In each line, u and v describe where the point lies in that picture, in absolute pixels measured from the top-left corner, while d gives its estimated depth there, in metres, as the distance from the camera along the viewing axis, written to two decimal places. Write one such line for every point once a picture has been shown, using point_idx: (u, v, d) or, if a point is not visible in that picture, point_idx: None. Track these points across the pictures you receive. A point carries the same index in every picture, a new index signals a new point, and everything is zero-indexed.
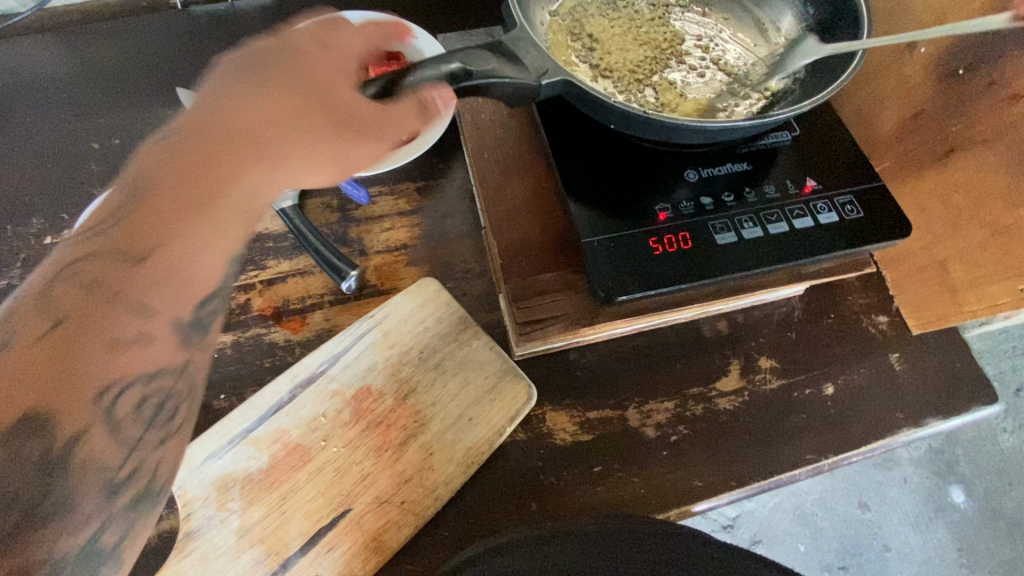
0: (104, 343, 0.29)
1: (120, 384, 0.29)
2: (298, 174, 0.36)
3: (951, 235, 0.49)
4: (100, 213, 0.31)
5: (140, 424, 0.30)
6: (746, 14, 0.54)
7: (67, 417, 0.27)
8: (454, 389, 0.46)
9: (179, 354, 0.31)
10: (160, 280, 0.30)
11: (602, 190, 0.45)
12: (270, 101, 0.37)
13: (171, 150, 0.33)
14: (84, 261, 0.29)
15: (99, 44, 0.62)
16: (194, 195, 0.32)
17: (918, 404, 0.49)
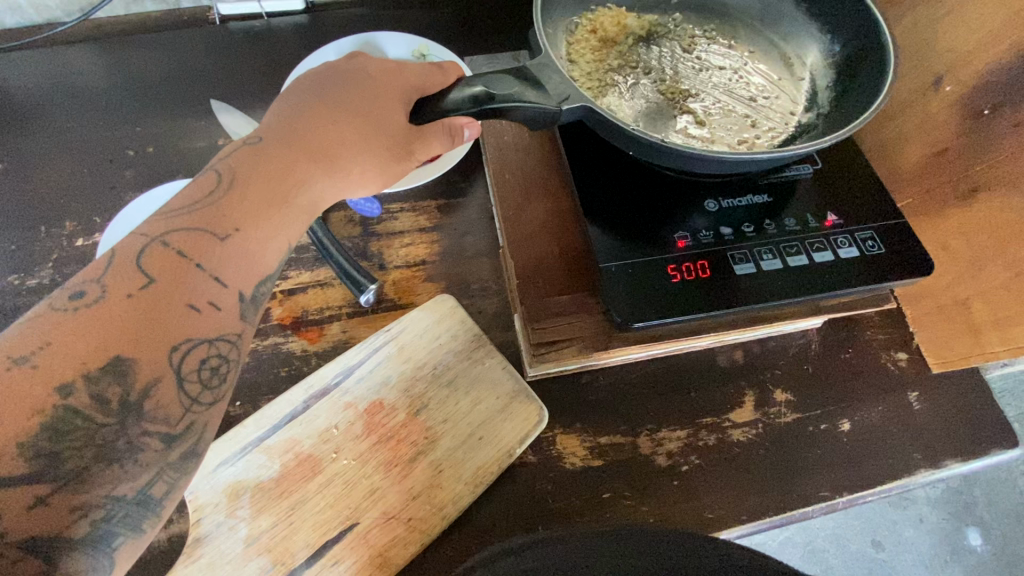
0: (181, 302, 0.30)
1: (188, 343, 0.30)
2: (356, 187, 0.38)
3: (972, 276, 0.48)
4: (191, 196, 0.33)
5: (198, 387, 0.30)
6: (772, 48, 0.54)
7: (143, 366, 0.28)
8: (466, 407, 0.46)
9: (239, 325, 0.32)
10: (234, 260, 0.32)
11: (622, 216, 0.46)
12: (347, 112, 0.38)
13: (258, 152, 0.35)
14: (178, 233, 0.32)
15: (139, 56, 0.64)
16: (273, 192, 0.34)
17: (936, 445, 0.48)
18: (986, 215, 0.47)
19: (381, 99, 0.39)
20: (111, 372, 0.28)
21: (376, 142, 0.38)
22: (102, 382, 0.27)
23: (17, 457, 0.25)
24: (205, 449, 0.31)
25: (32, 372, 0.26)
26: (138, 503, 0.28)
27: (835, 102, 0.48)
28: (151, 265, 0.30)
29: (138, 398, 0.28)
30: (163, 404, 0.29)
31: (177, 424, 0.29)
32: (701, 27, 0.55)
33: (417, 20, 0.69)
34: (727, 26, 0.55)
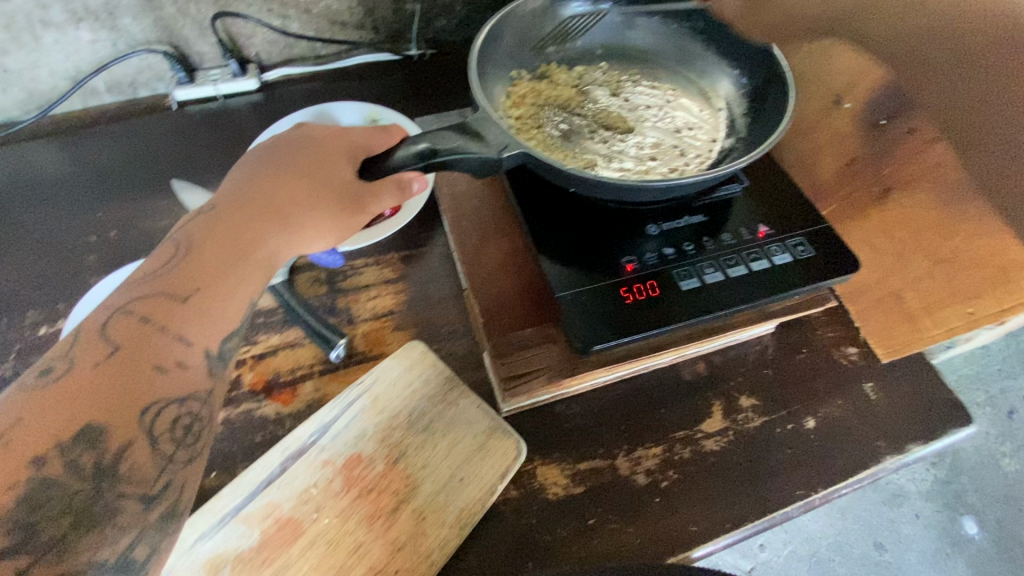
0: (148, 365, 0.32)
1: (158, 403, 0.32)
2: (310, 240, 0.41)
3: (898, 269, 0.52)
4: (152, 267, 0.36)
5: (173, 446, 0.32)
6: (690, 85, 0.59)
7: (116, 429, 0.30)
8: (444, 450, 0.46)
9: (208, 381, 0.34)
10: (196, 320, 0.34)
11: (572, 248, 0.48)
12: (294, 173, 0.41)
13: (213, 219, 0.38)
14: (139, 302, 0.34)
15: (100, 145, 0.66)
16: (230, 252, 0.37)
17: (894, 432, 0.51)
18: None
19: (327, 159, 0.42)
20: (83, 440, 0.29)
21: (326, 197, 0.41)
22: (75, 451, 0.28)
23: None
24: (184, 508, 0.32)
25: (6, 449, 0.27)
26: (119, 568, 0.28)
27: (751, 127, 0.53)
28: (115, 333, 0.32)
29: (112, 461, 0.29)
30: (138, 465, 0.30)
31: (154, 484, 0.31)
32: (625, 73, 0.61)
33: (368, 89, 0.74)
34: (648, 70, 0.61)
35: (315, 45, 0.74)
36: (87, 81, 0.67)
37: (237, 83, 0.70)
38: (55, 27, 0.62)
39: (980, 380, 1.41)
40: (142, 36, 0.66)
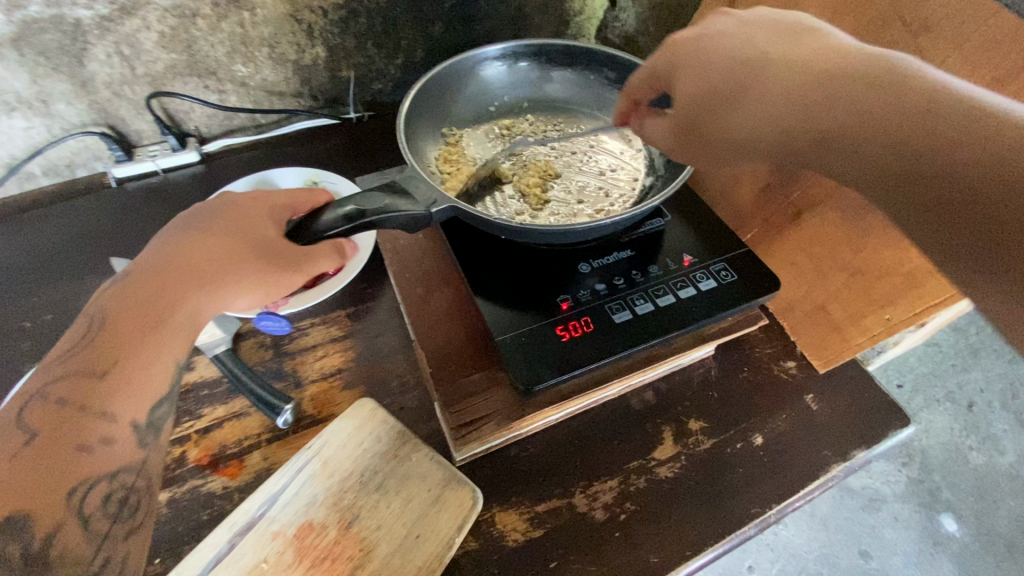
0: (73, 445, 0.34)
1: (90, 482, 0.34)
2: (234, 299, 0.44)
3: (819, 283, 0.56)
4: (71, 343, 0.38)
5: (107, 521, 0.34)
6: (611, 130, 0.64)
7: (45, 515, 0.32)
8: (398, 507, 0.46)
9: (138, 454, 0.37)
10: (120, 392, 0.37)
11: (509, 292, 0.50)
12: (213, 238, 0.44)
13: (130, 291, 0.41)
14: (62, 380, 0.36)
15: (35, 229, 0.66)
16: (150, 323, 0.40)
17: (838, 439, 0.53)
18: (814, 231, 0.55)
19: (247, 223, 0.46)
20: (10, 530, 0.30)
21: (247, 256, 0.44)
22: (4, 541, 0.30)
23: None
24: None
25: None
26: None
27: (667, 164, 0.57)
28: (35, 421, 0.34)
29: (42, 545, 0.31)
30: (73, 544, 0.32)
31: (91, 561, 0.33)
32: (550, 124, 0.65)
33: (310, 154, 0.76)
34: (571, 120, 0.65)
35: (254, 117, 0.76)
36: (22, 166, 0.67)
37: (178, 157, 0.72)
38: None
39: (936, 376, 1.47)
40: (78, 119, 0.66)
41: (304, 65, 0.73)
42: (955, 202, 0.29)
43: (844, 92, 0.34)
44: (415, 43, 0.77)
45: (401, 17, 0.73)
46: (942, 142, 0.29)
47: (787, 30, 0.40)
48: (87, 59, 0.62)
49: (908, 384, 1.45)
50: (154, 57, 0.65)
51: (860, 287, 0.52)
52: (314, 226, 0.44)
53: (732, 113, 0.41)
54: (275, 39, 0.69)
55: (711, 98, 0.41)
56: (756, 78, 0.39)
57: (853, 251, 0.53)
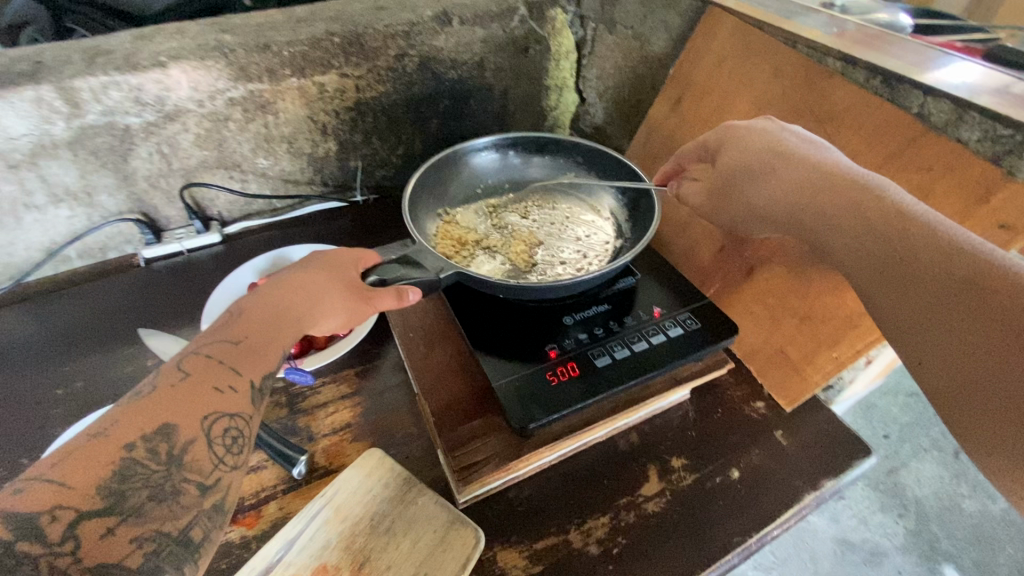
0: (211, 388, 0.40)
1: (215, 415, 0.39)
2: (327, 315, 0.49)
3: (776, 329, 0.63)
4: (217, 326, 0.46)
5: (223, 449, 0.39)
6: (583, 203, 0.73)
7: (184, 428, 0.37)
8: (407, 547, 0.49)
9: (251, 408, 0.41)
10: (247, 357, 0.43)
11: (503, 344, 0.57)
12: (321, 265, 0.52)
13: (258, 295, 0.49)
14: (210, 346, 0.43)
15: (68, 306, 0.72)
16: (270, 316, 0.47)
17: (808, 470, 0.58)
18: (766, 284, 0.64)
19: (344, 259, 0.53)
20: (160, 434, 0.36)
21: (343, 282, 0.50)
22: (155, 440, 0.36)
23: (96, 495, 0.33)
24: (226, 506, 0.38)
25: (108, 439, 0.35)
26: (182, 543, 0.34)
27: (633, 230, 0.66)
28: (189, 365, 0.41)
29: (179, 450, 0.36)
30: (198, 458, 0.37)
31: (209, 476, 0.37)
32: (530, 201, 0.74)
33: (322, 233, 0.85)
34: (547, 196, 0.75)
35: (271, 202, 0.86)
36: (60, 251, 0.74)
37: (202, 238, 0.80)
38: (36, 209, 0.70)
39: (920, 425, 1.51)
40: (116, 208, 0.75)
41: (318, 157, 0.84)
42: (992, 363, 0.34)
43: (908, 246, 0.40)
44: (414, 137, 0.89)
45: (402, 116, 0.85)
46: (999, 318, 0.34)
47: (853, 171, 0.46)
48: (131, 157, 0.71)
49: (893, 434, 1.50)
50: (188, 154, 0.75)
51: (809, 329, 0.60)
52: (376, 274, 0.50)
53: (808, 237, 0.48)
54: (293, 137, 0.80)
55: (802, 220, 0.48)
56: (842, 212, 0.44)
57: (799, 298, 0.61)
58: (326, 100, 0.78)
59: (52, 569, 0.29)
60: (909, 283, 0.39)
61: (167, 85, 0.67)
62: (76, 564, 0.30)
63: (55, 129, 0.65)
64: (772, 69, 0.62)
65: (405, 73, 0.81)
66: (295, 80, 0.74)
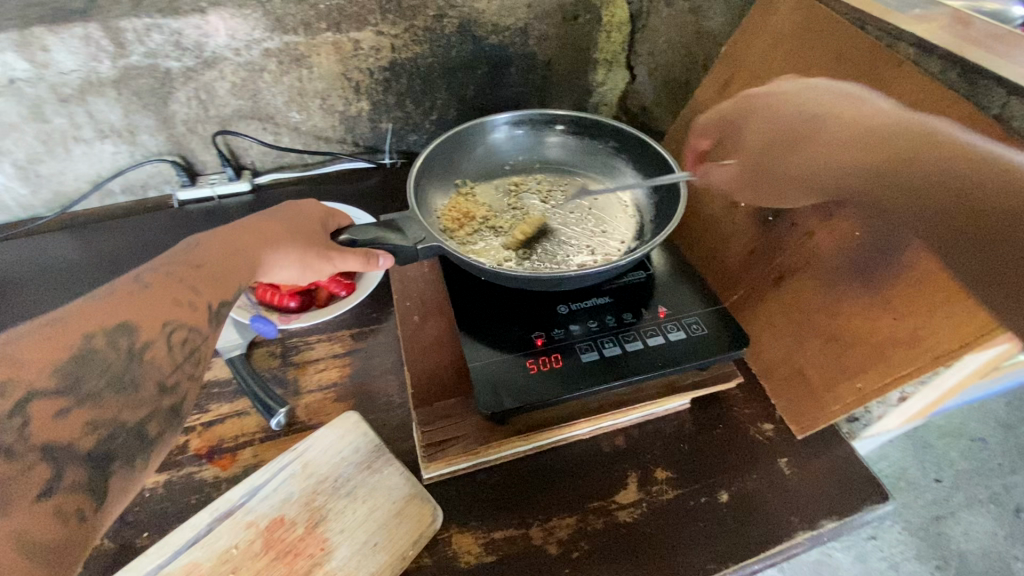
0: (170, 299, 0.42)
1: (174, 323, 0.41)
2: (284, 263, 0.51)
3: (798, 348, 0.57)
4: (172, 253, 0.47)
5: (181, 358, 0.41)
6: (610, 192, 0.68)
7: (144, 329, 0.40)
8: (363, 514, 0.49)
9: (208, 326, 0.43)
10: (205, 279, 0.45)
11: (490, 325, 0.54)
12: (282, 214, 0.54)
13: (217, 231, 0.50)
14: (165, 266, 0.45)
15: (107, 237, 0.77)
16: (231, 249, 0.48)
17: (808, 507, 0.53)
18: (794, 296, 0.57)
19: (305, 213, 0.56)
20: (120, 331, 0.38)
21: (299, 236, 0.52)
22: (116, 335, 0.38)
23: (51, 374, 0.35)
24: (183, 412, 0.40)
25: (67, 326, 0.37)
26: (135, 435, 0.36)
27: (654, 230, 0.61)
28: (148, 278, 0.43)
29: (140, 347, 0.39)
30: (158, 357, 0.39)
31: (167, 375, 0.39)
32: (555, 182, 0.70)
33: (347, 191, 0.85)
34: (574, 179, 0.70)
35: (303, 156, 0.86)
36: (105, 184, 0.78)
37: (233, 186, 0.83)
38: (84, 142, 0.74)
39: (980, 474, 1.36)
40: (156, 149, 0.78)
41: (350, 116, 0.84)
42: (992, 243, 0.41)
43: (993, 230, 0.41)
44: (449, 103, 0.86)
45: (438, 80, 0.83)
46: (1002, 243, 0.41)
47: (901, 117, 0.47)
48: (171, 100, 0.74)
49: (947, 479, 1.35)
50: (224, 102, 0.76)
51: (835, 353, 0.53)
52: (350, 233, 0.53)
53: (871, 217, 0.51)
54: (326, 93, 0.80)
55: (874, 184, 0.50)
56: (912, 162, 0.45)
57: (827, 317, 0.54)
58: (360, 57, 0.77)
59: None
60: (996, 271, 0.41)
61: (206, 31, 0.69)
62: (23, 440, 0.32)
63: (102, 67, 0.68)
64: (833, 53, 0.55)
65: (443, 35, 0.78)
66: (330, 35, 0.74)
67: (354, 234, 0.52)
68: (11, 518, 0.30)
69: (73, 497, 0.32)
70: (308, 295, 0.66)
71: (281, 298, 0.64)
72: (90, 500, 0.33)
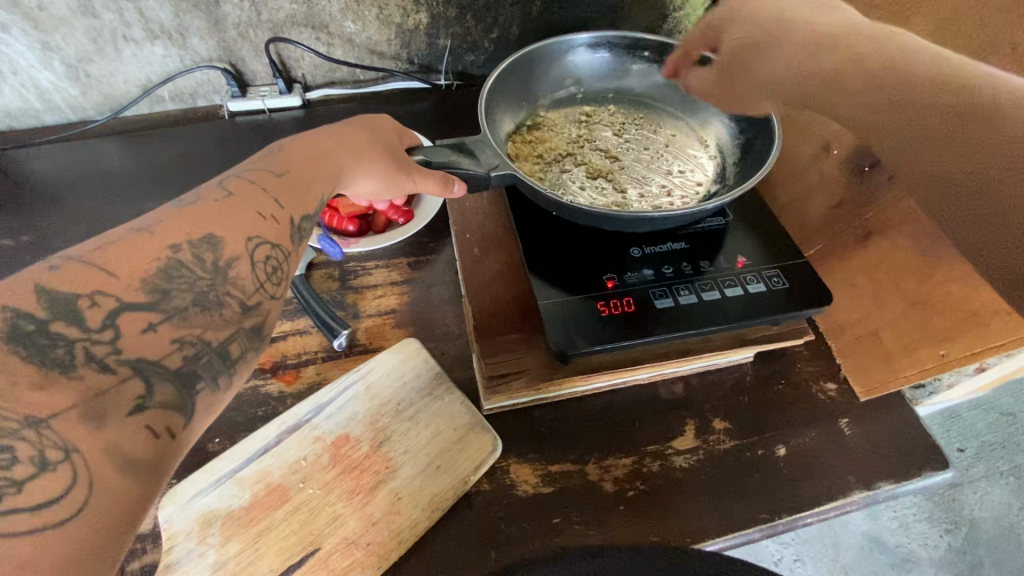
0: (252, 211, 0.38)
1: (257, 239, 0.37)
2: (367, 176, 0.48)
3: (877, 309, 0.54)
4: (256, 158, 0.44)
5: (264, 275, 0.36)
6: (690, 131, 0.64)
7: (229, 244, 0.35)
8: (425, 438, 0.50)
9: (290, 243, 0.39)
10: (287, 191, 0.41)
11: (560, 264, 0.53)
12: (364, 129, 0.51)
13: (300, 140, 0.47)
14: (251, 172, 0.42)
15: (157, 146, 0.75)
16: (312, 160, 0.45)
17: (866, 468, 0.52)
18: (879, 256, 0.54)
19: (386, 131, 0.52)
20: (206, 243, 0.35)
21: (385, 149, 0.50)
22: (201, 247, 0.34)
23: (140, 288, 0.31)
24: (265, 332, 0.35)
25: (152, 235, 0.33)
26: (219, 356, 0.32)
27: (737, 175, 0.57)
28: (231, 186, 0.40)
29: (225, 263, 0.35)
30: (242, 275, 0.35)
31: (250, 296, 0.35)
32: (630, 116, 0.66)
33: (399, 111, 0.81)
34: (651, 115, 0.66)
35: (354, 71, 0.82)
36: (155, 90, 0.76)
37: (284, 100, 0.79)
38: (134, 42, 0.71)
39: (1004, 448, 1.35)
40: (206, 54, 0.75)
41: (406, 29, 0.78)
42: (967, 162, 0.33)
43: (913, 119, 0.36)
44: (512, 20, 0.80)
45: None
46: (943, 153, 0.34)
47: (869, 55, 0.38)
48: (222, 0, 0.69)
49: (970, 450, 1.35)
50: (278, 6, 0.71)
51: (920, 317, 0.51)
52: (423, 152, 0.51)
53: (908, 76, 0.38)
54: (384, 1, 0.74)
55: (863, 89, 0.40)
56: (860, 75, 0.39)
57: (918, 279, 0.51)
58: None
59: (89, 355, 0.28)
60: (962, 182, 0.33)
61: None
62: (114, 354, 0.28)
63: None
64: None
65: None
66: None
67: (425, 153, 0.51)
68: (104, 428, 0.26)
69: (162, 413, 0.29)
70: (365, 221, 0.64)
71: (340, 221, 0.62)
72: (179, 418, 0.29)
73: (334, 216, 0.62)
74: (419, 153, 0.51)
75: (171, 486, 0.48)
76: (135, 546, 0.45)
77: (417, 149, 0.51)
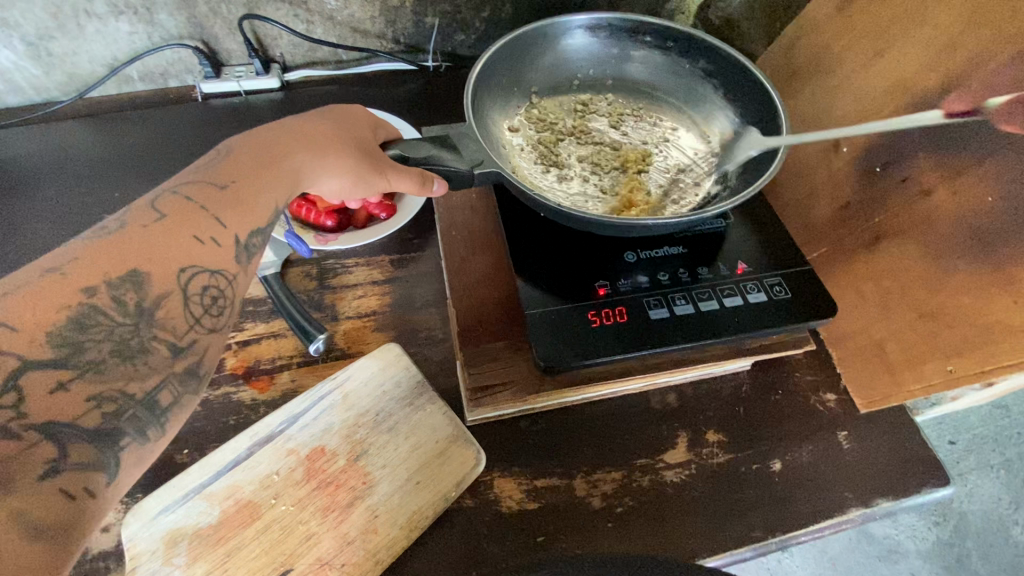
0: (187, 235, 0.35)
1: (193, 267, 0.35)
2: (331, 175, 0.44)
3: (881, 319, 0.52)
4: (199, 164, 0.41)
5: (200, 309, 0.34)
6: (691, 124, 0.61)
7: (156, 280, 0.33)
8: (405, 452, 0.48)
9: (235, 265, 0.37)
10: (230, 207, 0.38)
11: (549, 272, 0.50)
12: (324, 120, 0.47)
13: (250, 137, 0.44)
14: (190, 185, 0.38)
15: (125, 130, 0.70)
16: (264, 163, 0.42)
17: (864, 484, 0.50)
18: (887, 263, 0.52)
19: (350, 120, 0.48)
20: (129, 281, 0.32)
21: (351, 144, 0.46)
22: (122, 288, 0.32)
23: (43, 343, 0.28)
24: (203, 372, 0.33)
25: (63, 278, 0.31)
26: (146, 408, 0.30)
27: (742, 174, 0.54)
28: (164, 204, 0.36)
29: (150, 305, 0.32)
30: (172, 315, 0.33)
31: (183, 337, 0.33)
32: (629, 106, 0.63)
33: (384, 94, 0.76)
34: (651, 106, 0.63)
35: (336, 52, 0.77)
36: (122, 69, 0.71)
37: (261, 81, 0.74)
38: (96, 17, 0.66)
39: (997, 441, 1.34)
40: (176, 31, 0.70)
41: (392, 6, 0.73)
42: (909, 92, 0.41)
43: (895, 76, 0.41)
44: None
45: None
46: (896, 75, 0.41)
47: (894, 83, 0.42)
48: None
49: (962, 442, 1.34)
50: None
51: (927, 331, 0.48)
52: (400, 147, 0.47)
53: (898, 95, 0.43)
54: None
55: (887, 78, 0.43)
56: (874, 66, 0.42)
57: (928, 290, 0.48)
58: None
59: None
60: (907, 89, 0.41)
61: None
62: (19, 419, 0.26)
63: None
64: None
65: None
66: None
67: (403, 147, 0.47)
68: (9, 495, 0.25)
69: (79, 474, 0.27)
70: (345, 215, 0.61)
71: (318, 216, 0.59)
72: (99, 476, 0.28)
73: (311, 210, 0.59)
74: (397, 146, 0.47)
75: (136, 501, 0.45)
76: (97, 565, 0.43)
77: (395, 143, 0.48)
